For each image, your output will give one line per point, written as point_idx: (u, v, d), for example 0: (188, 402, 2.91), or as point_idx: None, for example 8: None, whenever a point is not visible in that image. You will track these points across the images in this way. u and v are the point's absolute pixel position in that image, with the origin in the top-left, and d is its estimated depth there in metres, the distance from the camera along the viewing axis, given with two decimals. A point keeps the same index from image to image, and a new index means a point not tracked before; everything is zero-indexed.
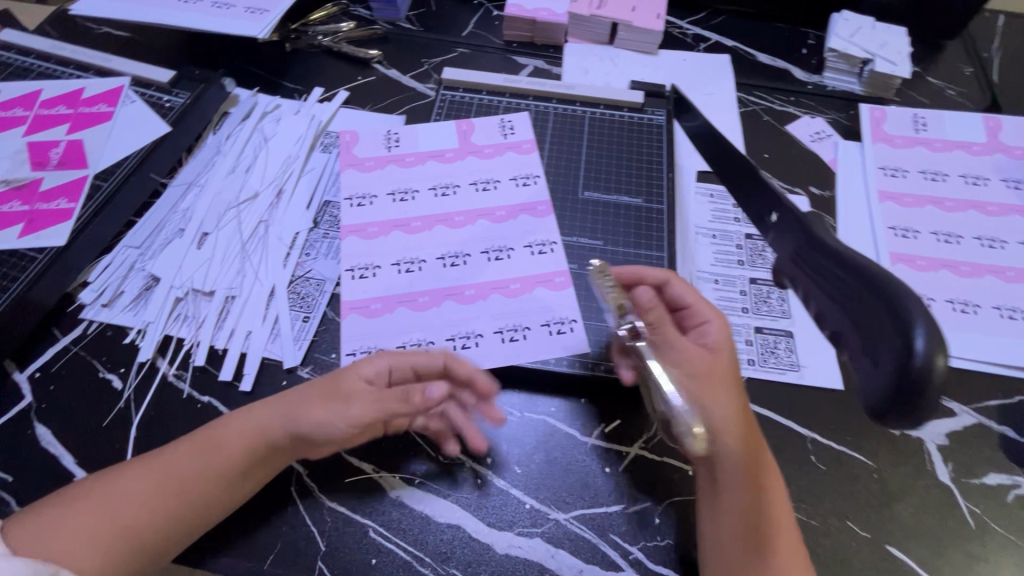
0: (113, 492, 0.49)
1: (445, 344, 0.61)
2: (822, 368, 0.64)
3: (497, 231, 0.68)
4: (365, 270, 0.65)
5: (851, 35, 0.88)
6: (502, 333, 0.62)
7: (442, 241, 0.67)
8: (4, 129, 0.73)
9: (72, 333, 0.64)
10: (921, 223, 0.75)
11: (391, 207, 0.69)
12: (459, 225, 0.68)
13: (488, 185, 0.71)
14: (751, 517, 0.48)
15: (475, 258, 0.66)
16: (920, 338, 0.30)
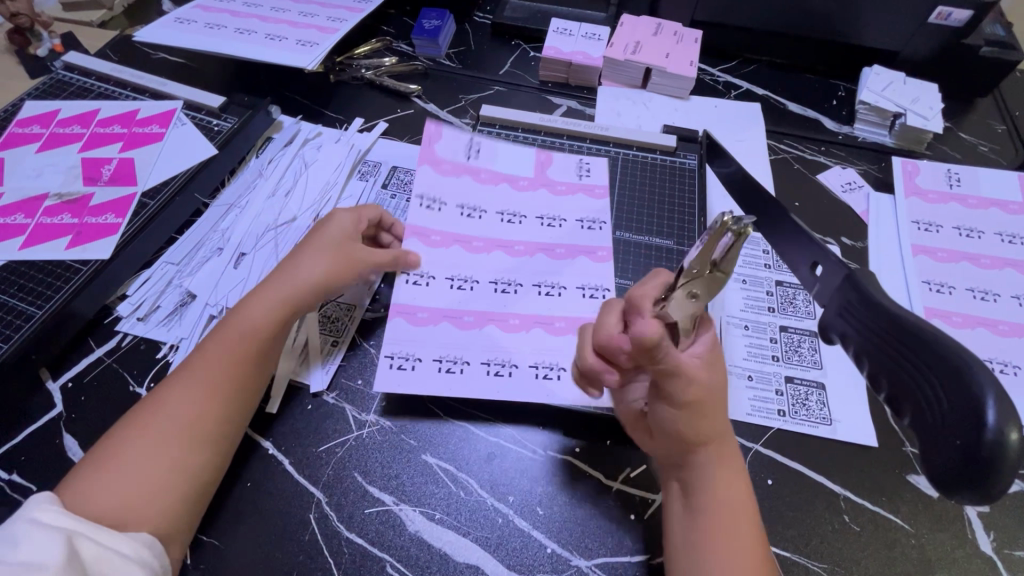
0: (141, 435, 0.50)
1: (480, 366, 0.61)
2: (856, 423, 0.62)
3: (554, 266, 0.67)
4: (420, 277, 0.65)
5: (883, 89, 0.90)
6: (537, 369, 0.61)
7: (471, 265, 0.67)
8: (60, 144, 0.76)
9: (106, 345, 0.65)
10: (956, 279, 0.74)
11: (456, 220, 0.70)
12: (480, 250, 0.68)
13: (553, 221, 0.71)
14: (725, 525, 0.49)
15: (527, 290, 0.66)
16: (991, 409, 0.29)
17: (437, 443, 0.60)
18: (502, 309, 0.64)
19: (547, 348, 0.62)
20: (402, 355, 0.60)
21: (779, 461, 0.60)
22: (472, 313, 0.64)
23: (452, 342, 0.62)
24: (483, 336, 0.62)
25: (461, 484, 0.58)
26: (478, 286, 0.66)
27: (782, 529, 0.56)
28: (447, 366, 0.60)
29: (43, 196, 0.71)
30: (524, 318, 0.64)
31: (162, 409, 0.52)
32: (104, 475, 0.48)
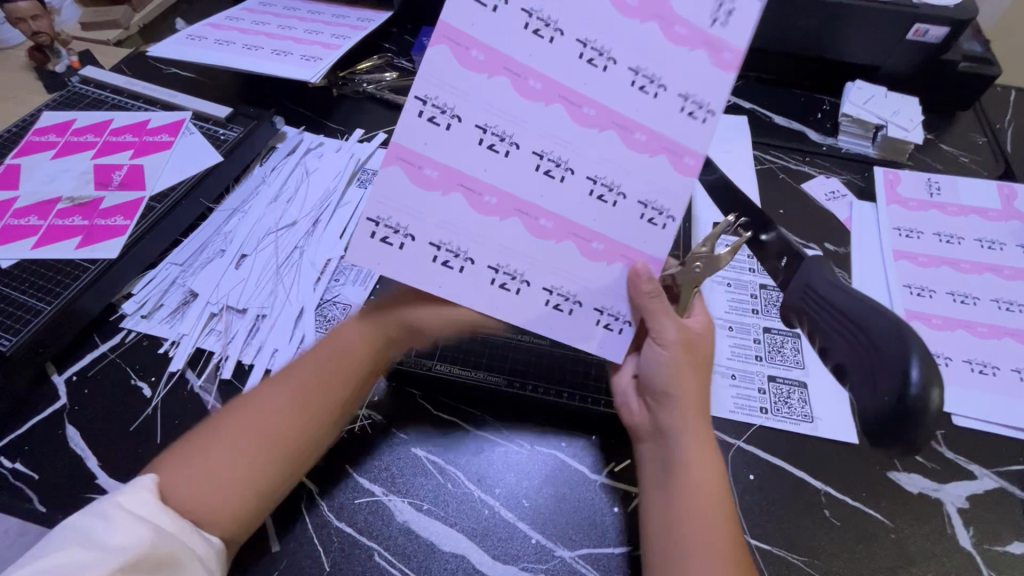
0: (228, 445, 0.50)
1: (484, 271, 0.50)
2: (836, 421, 0.63)
3: (584, 143, 0.47)
4: (440, 113, 0.46)
5: (864, 102, 0.93)
6: (496, 272, 0.50)
7: (502, 110, 0.46)
8: (74, 151, 0.80)
9: (111, 341, 0.67)
10: (936, 283, 0.76)
11: (518, 35, 0.45)
12: (530, 96, 0.46)
13: (597, 57, 0.45)
14: (706, 507, 0.49)
15: (523, 151, 0.47)
16: (916, 369, 0.34)
17: (426, 437, 0.61)
18: (476, 174, 0.48)
19: (528, 254, 0.50)
20: (391, 228, 0.48)
21: (760, 456, 0.61)
22: (435, 164, 0.48)
23: (409, 200, 0.48)
24: (501, 229, 0.49)
25: (449, 476, 0.59)
26: (460, 122, 0.47)
27: (762, 523, 0.57)
28: (384, 232, 0.49)
29: (56, 200, 0.75)
30: (503, 199, 0.49)
31: (273, 422, 0.52)
32: (205, 476, 0.48)
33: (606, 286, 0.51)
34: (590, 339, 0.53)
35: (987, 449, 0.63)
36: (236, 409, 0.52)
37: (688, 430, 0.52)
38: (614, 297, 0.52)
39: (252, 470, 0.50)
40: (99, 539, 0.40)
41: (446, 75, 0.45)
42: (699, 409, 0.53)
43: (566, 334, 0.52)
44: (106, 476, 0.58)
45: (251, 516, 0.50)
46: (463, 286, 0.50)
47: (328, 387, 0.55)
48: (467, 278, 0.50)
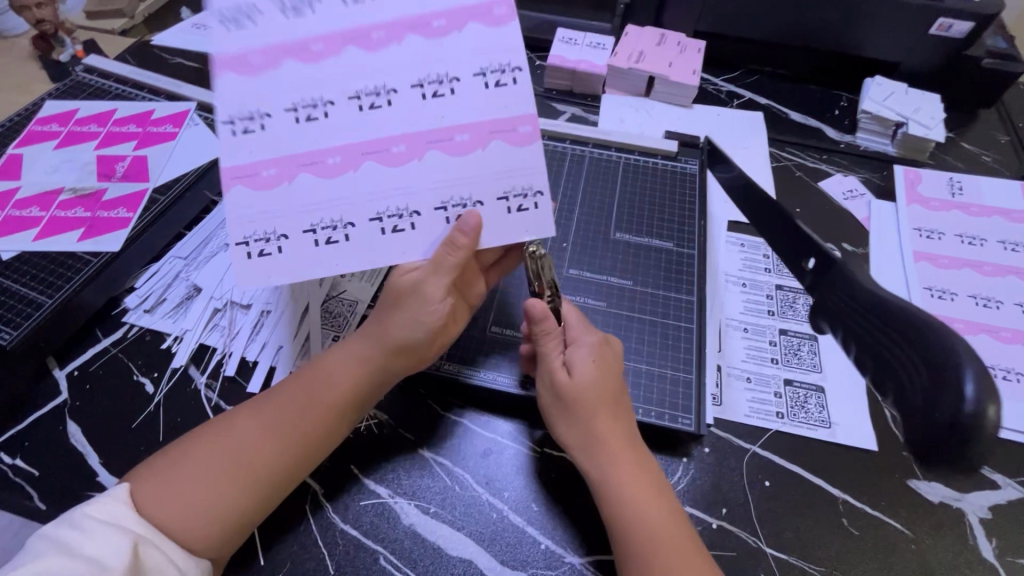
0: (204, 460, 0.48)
1: (498, 204, 0.50)
2: (855, 427, 0.61)
3: (485, 110, 0.49)
4: (377, 97, 0.48)
5: (884, 99, 0.90)
6: (508, 201, 0.51)
7: (437, 172, 0.50)
8: (77, 141, 0.79)
9: (113, 335, 0.66)
10: (958, 286, 0.74)
11: (422, 105, 0.49)
12: (463, 150, 0.49)
13: (443, 85, 0.49)
14: (643, 525, 0.49)
15: (467, 82, 0.48)
16: (970, 383, 0.30)
17: (434, 438, 0.60)
18: (435, 126, 0.49)
19: (519, 168, 0.50)
20: (260, 238, 0.49)
21: (776, 462, 0.59)
22: (337, 150, 0.49)
23: (329, 191, 0.49)
24: (485, 159, 0.49)
25: (457, 478, 0.58)
26: (398, 94, 0.48)
27: (778, 531, 0.55)
28: (259, 247, 0.49)
29: (58, 191, 0.73)
30: (476, 131, 0.49)
31: (258, 449, 0.49)
32: (183, 498, 0.46)
33: (506, 167, 0.50)
34: (508, 229, 0.51)
35: (1009, 458, 0.61)
36: (216, 433, 0.50)
37: (590, 462, 0.52)
38: (527, 172, 0.50)
39: (230, 500, 0.47)
40: (76, 547, 0.41)
41: (242, 88, 0.48)
42: (609, 436, 0.52)
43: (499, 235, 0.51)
44: (108, 473, 0.57)
45: (232, 541, 0.48)
46: (494, 229, 0.51)
47: (318, 413, 0.52)
48: (490, 221, 0.51)
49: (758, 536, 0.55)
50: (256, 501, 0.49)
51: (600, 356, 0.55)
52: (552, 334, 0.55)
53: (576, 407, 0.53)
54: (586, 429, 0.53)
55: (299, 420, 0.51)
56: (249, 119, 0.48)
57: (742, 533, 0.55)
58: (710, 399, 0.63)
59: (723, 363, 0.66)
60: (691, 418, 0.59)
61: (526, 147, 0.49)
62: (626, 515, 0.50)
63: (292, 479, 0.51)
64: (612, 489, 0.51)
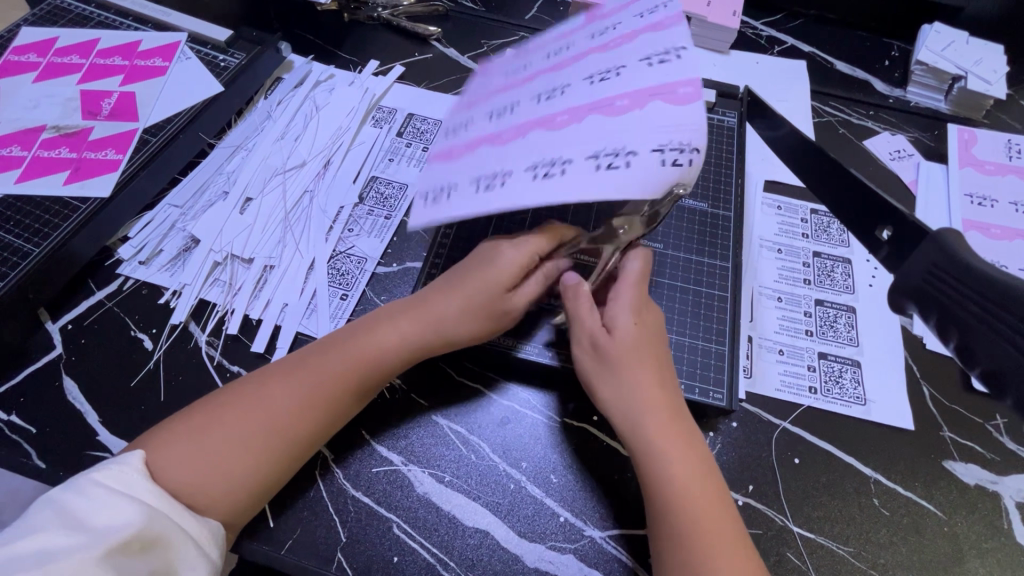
0: (222, 430, 0.47)
1: (652, 155, 0.43)
2: (892, 405, 0.58)
3: (648, 79, 0.46)
4: (551, 93, 0.51)
5: (943, 48, 0.82)
6: (663, 152, 0.43)
7: (595, 132, 0.45)
8: (58, 74, 0.72)
9: (107, 288, 0.62)
10: (1007, 256, 0.69)
11: (586, 89, 0.49)
12: (620, 112, 0.46)
13: (608, 74, 0.49)
14: (686, 505, 0.45)
15: (631, 67, 0.48)
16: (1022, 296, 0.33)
17: (452, 399, 0.57)
18: (602, 95, 0.47)
19: (679, 123, 0.43)
20: (436, 189, 0.50)
21: (807, 440, 0.57)
22: (519, 126, 0.50)
23: (502, 154, 0.49)
24: (645, 116, 0.44)
25: (472, 447, 0.55)
26: (571, 89, 0.50)
27: (807, 511, 0.53)
28: (431, 196, 0.50)
29: (40, 129, 0.67)
30: (635, 97, 0.46)
31: (288, 417, 0.48)
32: (199, 472, 0.45)
33: (663, 124, 0.44)
34: (659, 183, 0.42)
35: None
36: (239, 397, 0.48)
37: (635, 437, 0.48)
38: (681, 129, 0.43)
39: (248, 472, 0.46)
40: (83, 519, 0.39)
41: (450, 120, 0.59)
42: (658, 401, 0.48)
43: (635, 184, 0.41)
44: (108, 433, 0.54)
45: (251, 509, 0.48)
46: (638, 177, 0.42)
47: (354, 381, 0.50)
48: (638, 167, 0.42)
49: (785, 515, 0.53)
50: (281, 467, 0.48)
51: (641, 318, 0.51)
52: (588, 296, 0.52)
53: (620, 370, 0.49)
54: (638, 392, 0.48)
55: (337, 387, 0.50)
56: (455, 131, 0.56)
57: (769, 511, 0.53)
58: (740, 371, 0.60)
59: (754, 334, 0.62)
60: (723, 392, 0.56)
61: (685, 106, 0.44)
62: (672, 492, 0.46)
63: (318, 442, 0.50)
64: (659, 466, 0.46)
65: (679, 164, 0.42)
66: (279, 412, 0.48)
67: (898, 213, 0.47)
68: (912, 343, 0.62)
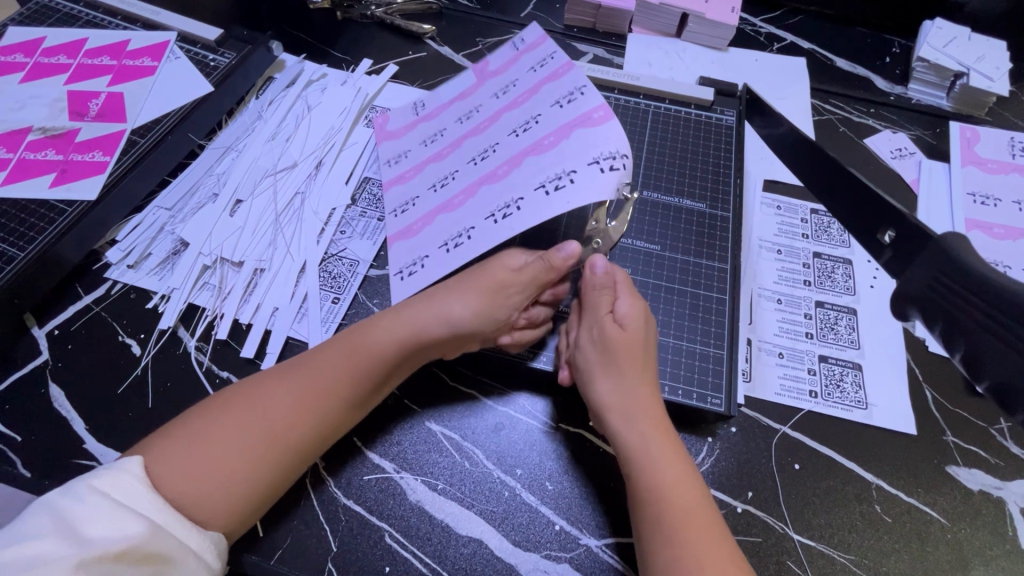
0: (225, 426, 0.46)
1: (589, 168, 0.47)
2: (894, 410, 0.57)
3: (563, 117, 0.52)
4: (480, 154, 0.56)
5: (944, 45, 0.81)
6: (599, 163, 0.47)
7: (532, 170, 0.50)
8: (45, 75, 0.71)
9: (95, 292, 0.61)
10: (1012, 256, 0.68)
11: (515, 140, 0.54)
12: (549, 148, 0.50)
13: (528, 123, 0.54)
14: (670, 505, 0.44)
15: (548, 114, 0.53)
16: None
17: (457, 418, 0.56)
18: (530, 140, 0.52)
19: (604, 138, 0.48)
20: (409, 264, 0.55)
21: (808, 445, 0.55)
22: (464, 191, 0.54)
23: (457, 219, 0.53)
24: (572, 142, 0.49)
25: (466, 453, 0.54)
26: (499, 145, 0.55)
27: (807, 518, 0.52)
28: (409, 271, 0.55)
29: (27, 130, 0.66)
30: (560, 132, 0.51)
31: (293, 423, 0.47)
32: (197, 468, 0.43)
33: (592, 143, 0.48)
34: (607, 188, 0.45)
35: None
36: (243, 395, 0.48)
37: (631, 434, 0.47)
38: (608, 143, 0.48)
39: (246, 472, 0.45)
40: (78, 527, 0.38)
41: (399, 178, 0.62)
42: (643, 405, 0.48)
43: (583, 198, 0.45)
44: (95, 441, 0.53)
45: (245, 515, 0.45)
46: (586, 189, 0.46)
47: (358, 386, 0.49)
48: (582, 182, 0.46)
49: (785, 522, 0.52)
50: (281, 475, 0.47)
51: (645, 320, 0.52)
52: (603, 292, 0.52)
53: (614, 370, 0.49)
54: (619, 395, 0.49)
55: (341, 391, 0.49)
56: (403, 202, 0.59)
57: (768, 518, 0.52)
58: (740, 375, 0.58)
59: (753, 337, 0.61)
60: (721, 398, 0.55)
61: (601, 126, 0.49)
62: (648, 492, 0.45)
63: (320, 447, 0.49)
64: (648, 464, 0.46)
65: (617, 169, 0.46)
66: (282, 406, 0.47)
67: (899, 214, 0.46)
68: (914, 346, 0.61)
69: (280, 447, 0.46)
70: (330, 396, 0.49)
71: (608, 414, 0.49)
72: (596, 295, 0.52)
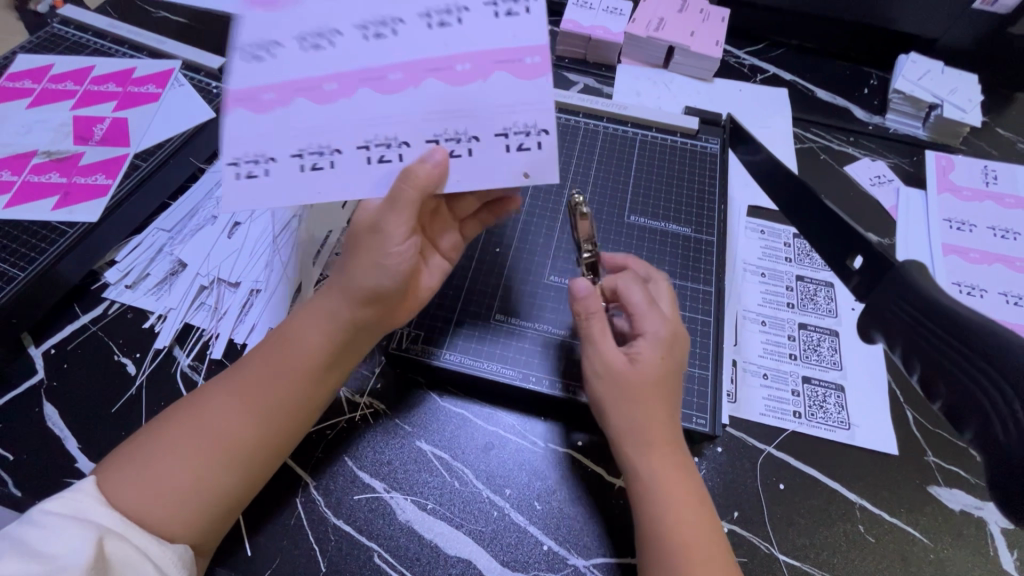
0: (171, 439, 0.45)
1: (494, 140, 0.45)
2: (876, 430, 0.58)
3: (489, 33, 0.43)
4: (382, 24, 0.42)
5: (919, 77, 0.85)
6: (507, 137, 0.45)
7: (429, 105, 0.44)
8: (51, 100, 0.73)
9: (93, 312, 0.62)
10: (987, 281, 0.70)
11: (425, 31, 0.43)
12: (462, 80, 0.44)
13: (449, 16, 0.43)
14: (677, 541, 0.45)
15: (474, 12, 0.43)
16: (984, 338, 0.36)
17: (447, 438, 0.57)
18: (439, 48, 0.43)
19: (524, 104, 0.44)
20: (250, 159, 0.44)
21: (792, 465, 0.56)
22: (335, 73, 0.43)
23: (320, 118, 0.44)
24: (488, 90, 0.44)
25: (455, 473, 0.55)
26: (405, 24, 0.43)
27: (792, 538, 0.53)
28: (248, 169, 0.44)
29: (31, 154, 0.68)
30: (478, 61, 0.43)
31: (232, 426, 0.46)
32: (152, 485, 0.43)
33: (509, 102, 0.44)
34: (501, 169, 0.46)
35: None
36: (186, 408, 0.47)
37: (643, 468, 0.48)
38: (523, 108, 0.44)
39: (203, 480, 0.44)
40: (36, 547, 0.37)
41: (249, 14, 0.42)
42: (659, 441, 0.49)
43: (480, 179, 0.46)
44: (87, 460, 0.54)
45: (214, 520, 0.45)
46: (481, 168, 0.46)
47: (293, 378, 0.48)
48: (479, 156, 0.45)
49: (770, 542, 0.53)
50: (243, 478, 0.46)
51: (667, 349, 0.51)
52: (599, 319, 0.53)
53: (630, 403, 0.49)
54: (634, 431, 0.49)
55: (272, 391, 0.47)
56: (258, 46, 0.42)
57: (753, 538, 0.53)
58: (725, 396, 0.60)
59: (738, 358, 0.62)
60: (706, 418, 0.56)
61: (529, 79, 0.44)
62: (656, 529, 0.46)
63: (278, 444, 0.48)
64: (658, 498, 0.47)
65: (526, 149, 0.45)
66: (224, 410, 0.46)
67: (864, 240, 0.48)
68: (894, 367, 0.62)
69: (230, 450, 0.46)
70: (274, 392, 0.47)
71: (621, 447, 0.50)
72: (589, 324, 0.53)
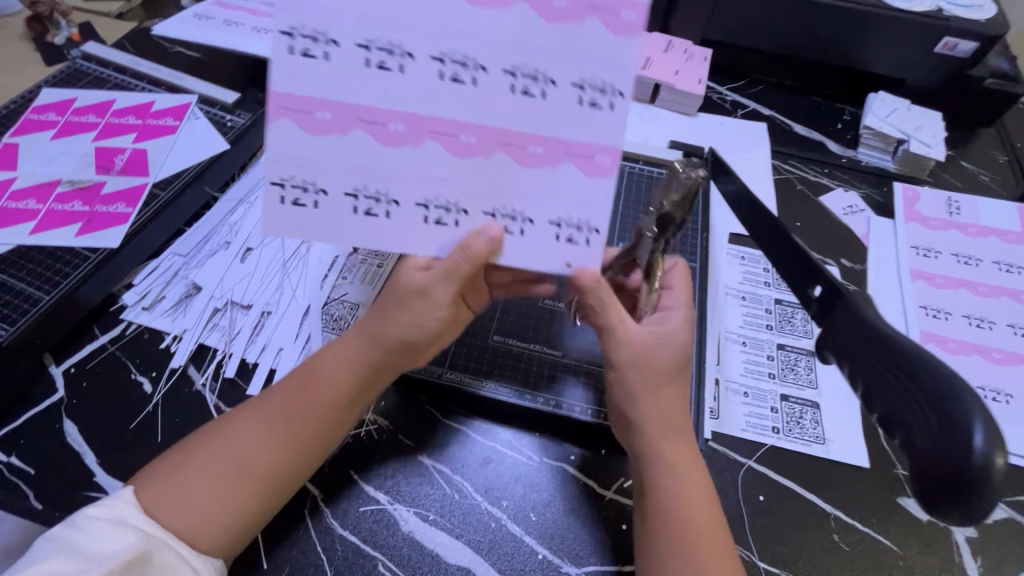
0: (206, 467, 0.47)
1: (548, 229, 0.47)
2: (849, 444, 0.63)
3: (573, 118, 0.44)
4: (462, 68, 0.43)
5: (887, 114, 0.91)
6: (559, 227, 0.47)
7: (492, 177, 0.46)
8: (74, 132, 0.77)
9: (111, 332, 0.65)
10: (953, 305, 0.75)
11: (504, 93, 0.44)
12: (532, 160, 0.45)
13: (533, 84, 0.43)
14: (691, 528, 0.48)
15: (562, 88, 0.43)
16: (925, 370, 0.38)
17: (448, 452, 0.60)
18: (516, 118, 0.44)
19: (584, 201, 0.46)
20: (299, 188, 0.46)
21: (771, 477, 0.60)
22: (399, 117, 0.45)
23: (377, 162, 0.46)
24: (554, 179, 0.46)
25: (456, 486, 0.58)
26: (485, 72, 0.43)
27: (771, 546, 0.56)
28: (295, 195, 0.46)
29: (55, 183, 0.72)
30: (551, 147, 0.45)
31: (266, 458, 0.49)
32: (191, 509, 0.46)
33: (573, 196, 0.46)
34: (552, 258, 0.48)
35: None
36: (217, 438, 0.49)
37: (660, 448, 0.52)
38: (582, 206, 0.46)
39: (238, 507, 0.47)
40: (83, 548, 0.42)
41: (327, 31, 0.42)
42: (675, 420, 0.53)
43: (522, 257, 0.48)
44: (106, 474, 0.57)
45: (243, 537, 0.48)
46: (530, 250, 0.48)
47: (326, 415, 0.51)
48: (530, 239, 0.48)
49: (751, 550, 0.56)
50: (271, 503, 0.50)
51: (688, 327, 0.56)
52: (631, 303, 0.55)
53: (660, 381, 0.52)
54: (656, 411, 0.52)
55: (302, 426, 0.50)
56: (311, 39, 0.43)
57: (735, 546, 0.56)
58: (708, 412, 0.63)
59: (721, 376, 0.67)
60: None
61: (596, 178, 0.46)
62: (670, 513, 0.49)
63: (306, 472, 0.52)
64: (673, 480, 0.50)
65: (574, 243, 0.47)
66: (257, 444, 0.49)
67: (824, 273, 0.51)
68: None
69: (265, 481, 0.49)
70: (306, 427, 0.50)
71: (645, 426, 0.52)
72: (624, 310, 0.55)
